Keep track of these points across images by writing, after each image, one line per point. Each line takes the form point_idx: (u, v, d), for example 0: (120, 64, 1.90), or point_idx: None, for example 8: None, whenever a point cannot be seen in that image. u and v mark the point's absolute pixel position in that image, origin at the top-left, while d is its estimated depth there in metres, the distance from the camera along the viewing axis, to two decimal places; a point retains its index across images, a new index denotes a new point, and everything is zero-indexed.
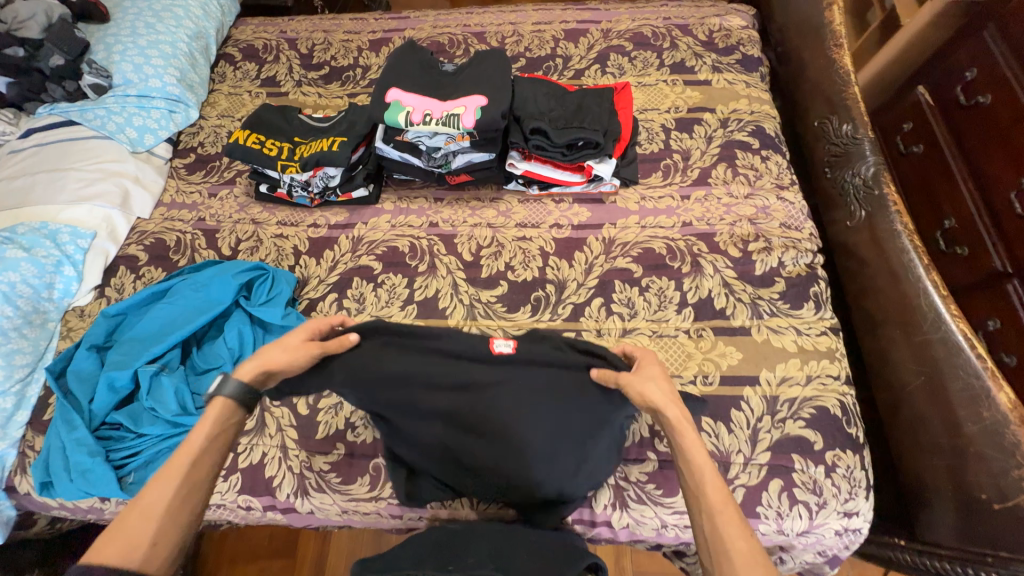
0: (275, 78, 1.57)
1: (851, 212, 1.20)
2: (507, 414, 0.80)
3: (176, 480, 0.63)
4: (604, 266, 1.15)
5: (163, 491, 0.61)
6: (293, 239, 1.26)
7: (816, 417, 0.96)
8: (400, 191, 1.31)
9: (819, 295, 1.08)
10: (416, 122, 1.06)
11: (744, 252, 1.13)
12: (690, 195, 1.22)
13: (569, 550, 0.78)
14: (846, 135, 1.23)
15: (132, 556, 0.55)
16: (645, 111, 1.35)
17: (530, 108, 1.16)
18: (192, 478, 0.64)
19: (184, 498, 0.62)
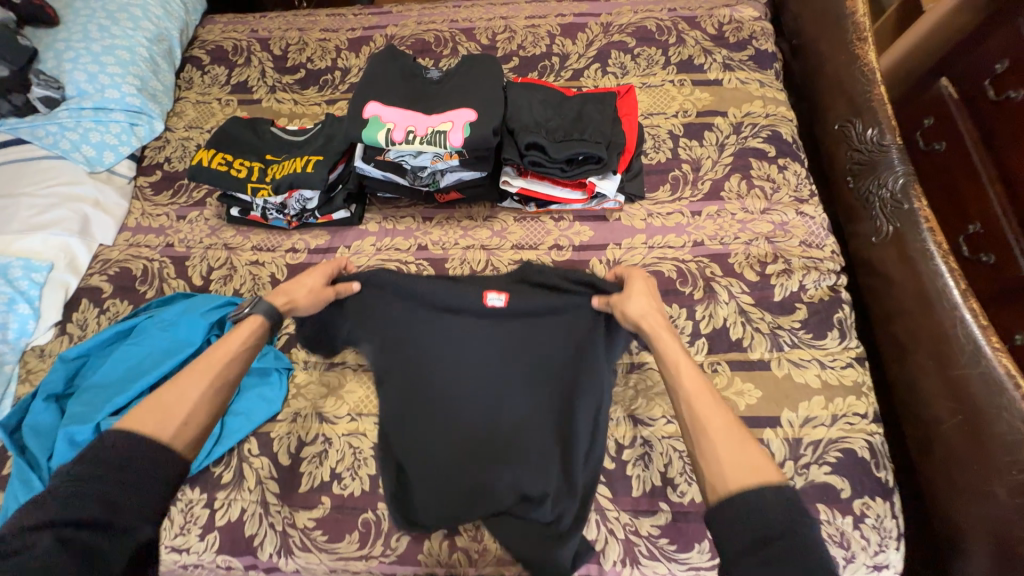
0: (247, 83, 1.44)
1: (877, 227, 1.10)
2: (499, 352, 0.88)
3: (210, 375, 0.76)
4: None
5: (192, 386, 0.74)
6: (269, 267, 1.16)
7: (843, 461, 0.89)
8: (386, 210, 1.20)
9: (843, 322, 0.99)
10: (397, 141, 0.95)
11: (762, 275, 1.03)
12: (701, 211, 1.12)
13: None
14: (871, 141, 1.13)
15: (165, 428, 0.69)
16: (650, 115, 1.23)
17: (525, 119, 1.05)
18: (220, 375, 0.77)
19: (216, 386, 0.77)
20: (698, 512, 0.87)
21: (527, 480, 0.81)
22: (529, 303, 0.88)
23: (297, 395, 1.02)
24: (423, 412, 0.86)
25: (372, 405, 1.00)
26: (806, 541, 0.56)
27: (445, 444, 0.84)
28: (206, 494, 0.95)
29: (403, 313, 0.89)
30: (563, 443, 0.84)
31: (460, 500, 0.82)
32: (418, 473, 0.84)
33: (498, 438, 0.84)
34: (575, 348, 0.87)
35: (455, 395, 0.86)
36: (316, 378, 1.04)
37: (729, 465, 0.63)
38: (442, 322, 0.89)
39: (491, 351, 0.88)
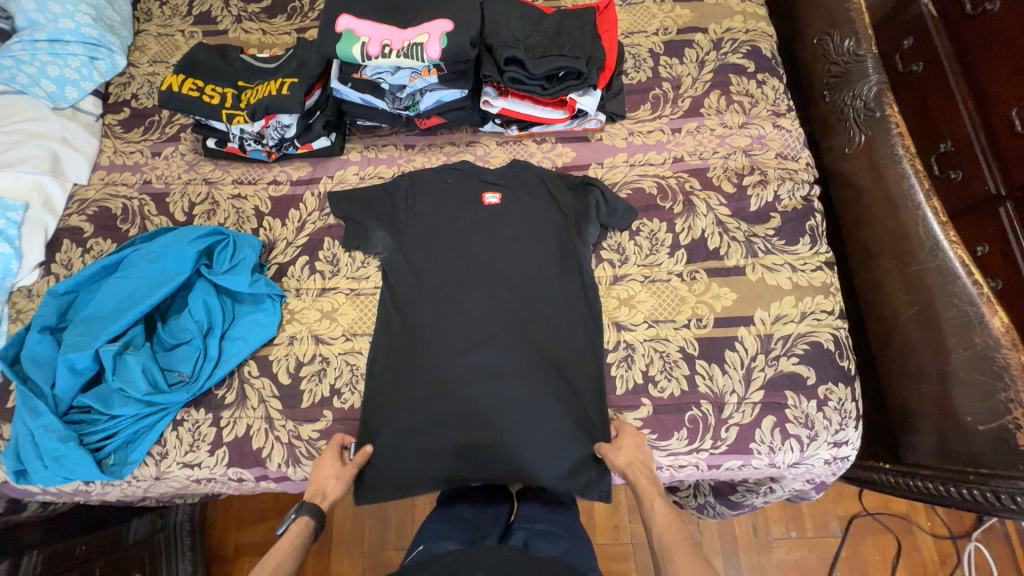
0: (210, 13, 1.37)
1: (850, 138, 1.12)
2: (482, 251, 1.05)
3: None
4: None
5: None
6: (252, 200, 1.15)
7: (810, 353, 0.95)
8: (367, 139, 1.19)
9: (815, 229, 1.04)
10: (373, 55, 0.93)
11: (739, 187, 1.06)
12: (681, 128, 1.13)
13: (562, 564, 0.74)
14: (848, 52, 1.13)
15: None
16: (631, 34, 1.21)
17: (503, 35, 1.03)
18: None
19: None
20: (676, 404, 0.94)
21: (521, 357, 0.98)
22: (524, 208, 1.08)
23: (291, 320, 1.05)
24: (435, 305, 1.02)
25: (367, 326, 1.04)
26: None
27: (453, 329, 1.00)
28: (211, 414, 0.99)
29: (419, 218, 1.08)
30: (554, 326, 1.00)
31: (460, 377, 0.97)
32: (427, 357, 0.99)
33: (498, 326, 1.00)
34: (558, 238, 1.05)
35: (461, 289, 1.03)
36: (310, 303, 1.06)
37: None
38: (452, 228, 1.07)
39: (495, 253, 1.05)
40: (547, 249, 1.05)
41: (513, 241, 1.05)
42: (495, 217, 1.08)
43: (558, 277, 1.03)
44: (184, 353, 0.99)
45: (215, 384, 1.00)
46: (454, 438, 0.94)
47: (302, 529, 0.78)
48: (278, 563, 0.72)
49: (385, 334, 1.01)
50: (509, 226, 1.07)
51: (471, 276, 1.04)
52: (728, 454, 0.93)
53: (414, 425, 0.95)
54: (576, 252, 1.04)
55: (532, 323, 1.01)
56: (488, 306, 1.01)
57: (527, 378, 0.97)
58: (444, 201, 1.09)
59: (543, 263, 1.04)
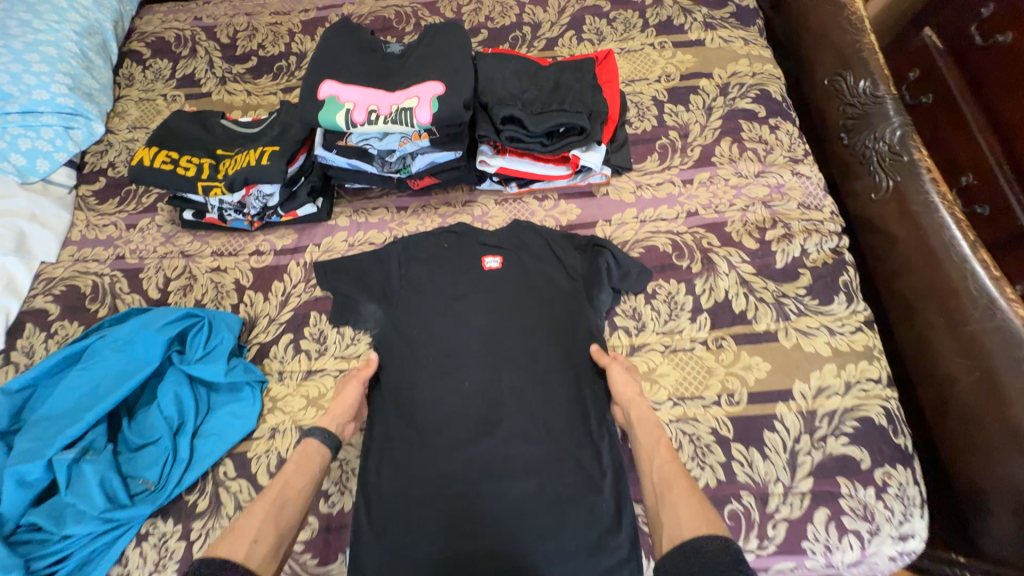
0: (193, 76, 1.33)
1: (875, 182, 1.04)
2: (482, 319, 0.95)
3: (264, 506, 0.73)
4: None
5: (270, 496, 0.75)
6: (232, 273, 1.07)
7: (861, 431, 0.84)
8: (356, 202, 1.12)
9: (849, 285, 0.94)
10: (359, 122, 0.86)
11: (762, 242, 0.98)
12: (693, 179, 1.05)
13: None
14: (865, 93, 1.07)
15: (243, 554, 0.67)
16: (632, 82, 1.16)
17: (498, 92, 0.97)
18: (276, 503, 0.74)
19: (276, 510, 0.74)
20: (713, 498, 0.81)
21: (532, 444, 0.86)
22: (528, 270, 0.98)
23: (273, 409, 0.94)
24: (432, 386, 0.91)
25: (357, 412, 0.93)
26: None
27: (454, 415, 0.89)
28: (180, 526, 0.86)
29: (414, 287, 0.98)
30: (568, 406, 0.89)
31: (463, 469, 0.85)
32: (424, 449, 0.87)
33: (505, 409, 0.89)
34: (567, 302, 0.95)
35: (462, 367, 0.92)
36: (294, 389, 0.95)
37: (688, 517, 0.65)
38: (449, 297, 0.97)
39: (498, 323, 0.95)
40: (555, 317, 0.95)
41: (516, 307, 0.96)
42: (497, 282, 0.98)
43: (570, 348, 0.93)
44: (150, 455, 0.87)
45: (186, 490, 0.88)
46: (457, 546, 0.80)
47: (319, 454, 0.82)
48: (296, 484, 0.77)
49: (378, 422, 0.90)
50: (512, 290, 0.97)
51: (471, 350, 0.93)
52: (778, 556, 0.78)
53: (411, 532, 0.81)
54: (589, 319, 0.94)
55: (543, 404, 0.89)
56: (492, 386, 0.91)
57: (539, 467, 0.85)
58: (439, 267, 1.00)
59: (551, 331, 0.94)
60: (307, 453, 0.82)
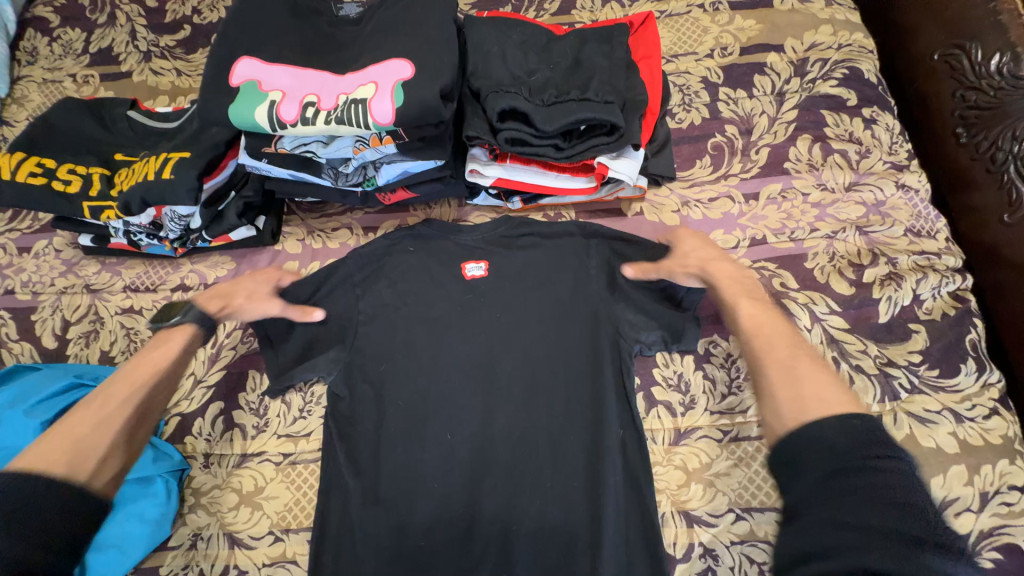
0: (111, 48, 1.04)
1: (1009, 197, 0.76)
2: (466, 343, 0.74)
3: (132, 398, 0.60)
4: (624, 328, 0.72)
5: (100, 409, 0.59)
6: (149, 315, 0.82)
7: (1003, 566, 0.60)
8: (311, 220, 0.85)
9: (978, 347, 0.68)
10: (287, 120, 0.58)
11: (858, 284, 0.71)
12: (758, 193, 0.78)
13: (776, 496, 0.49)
14: (999, 72, 0.78)
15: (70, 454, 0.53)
16: (675, 58, 0.88)
17: (496, 74, 0.70)
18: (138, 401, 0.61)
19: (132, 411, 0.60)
20: None
21: (536, 505, 0.66)
22: (524, 286, 0.76)
23: (196, 507, 0.71)
24: (404, 445, 0.70)
25: (306, 514, 0.70)
26: (901, 489, 0.42)
27: (437, 481, 0.68)
28: None
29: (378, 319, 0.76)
30: (587, 467, 0.67)
31: (446, 540, 0.65)
32: (394, 515, 0.67)
33: (503, 471, 0.68)
34: (576, 317, 0.73)
35: (442, 416, 0.70)
36: (223, 480, 0.72)
37: (794, 395, 0.51)
38: (425, 322, 0.75)
39: (489, 357, 0.73)
40: (566, 349, 0.72)
41: (511, 325, 0.74)
42: (482, 299, 0.76)
43: (584, 386, 0.70)
44: None
45: None
46: None
47: (188, 338, 0.66)
48: (150, 382, 0.62)
49: (336, 497, 0.68)
50: (502, 302, 0.75)
51: (453, 377, 0.72)
52: None
53: None
54: (607, 336, 0.72)
55: (551, 453, 0.68)
56: (484, 439, 0.69)
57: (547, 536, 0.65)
58: (419, 289, 0.77)
59: (556, 353, 0.72)
60: (170, 341, 0.65)
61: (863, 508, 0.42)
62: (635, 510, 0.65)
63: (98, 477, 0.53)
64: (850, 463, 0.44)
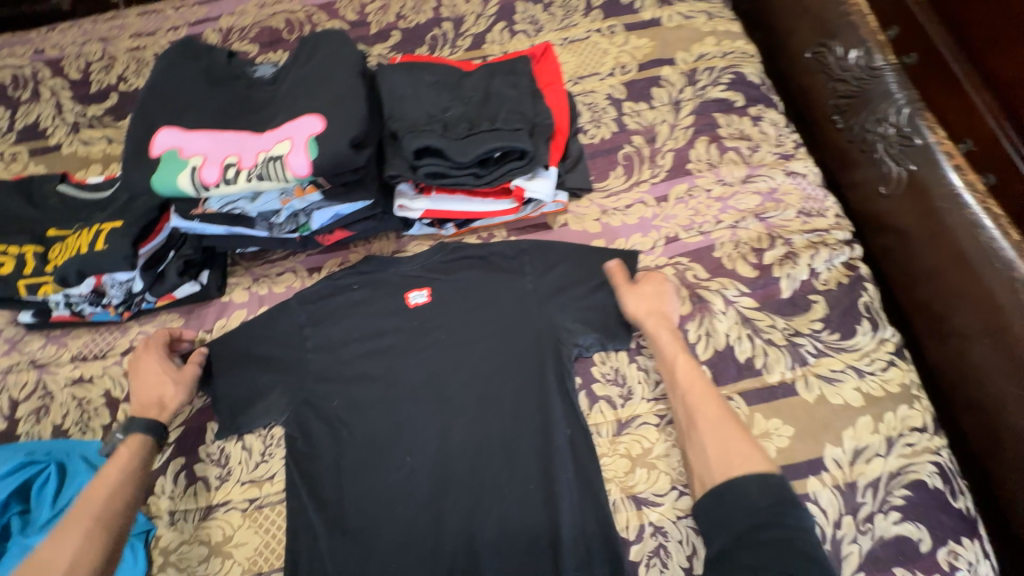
0: (38, 122, 1.05)
1: (882, 172, 0.87)
2: (416, 368, 0.78)
3: (85, 525, 0.64)
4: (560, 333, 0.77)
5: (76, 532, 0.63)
6: (100, 383, 0.82)
7: (912, 501, 0.67)
8: (256, 268, 0.88)
9: (871, 308, 0.77)
10: (210, 183, 0.62)
11: (761, 266, 0.79)
12: (667, 194, 0.86)
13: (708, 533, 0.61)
14: (858, 65, 0.89)
15: None
16: (581, 80, 0.96)
17: (411, 116, 0.76)
18: (103, 516, 0.65)
19: (102, 529, 0.65)
20: None
21: (497, 515, 0.69)
22: (465, 306, 0.81)
23: (164, 566, 0.71)
24: (367, 473, 0.73)
25: (277, 554, 0.71)
26: (798, 540, 0.56)
27: (401, 504, 0.71)
28: None
29: (332, 355, 0.80)
30: (541, 470, 0.71)
31: (415, 561, 0.68)
32: (362, 544, 0.69)
33: (463, 485, 0.71)
34: (517, 329, 0.78)
35: (400, 441, 0.74)
36: (190, 535, 0.72)
37: (718, 457, 0.64)
38: (377, 353, 0.79)
39: (439, 377, 0.77)
40: (511, 361, 0.77)
41: (459, 345, 0.78)
42: (428, 323, 0.81)
43: (531, 393, 0.75)
44: None
45: None
46: None
47: (138, 447, 0.72)
48: (106, 493, 0.67)
49: (303, 532, 0.70)
50: (447, 324, 0.80)
51: (407, 400, 0.76)
52: None
53: None
54: (548, 344, 0.77)
55: (507, 461, 0.72)
56: (442, 457, 0.73)
57: (511, 543, 0.68)
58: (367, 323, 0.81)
59: (501, 367, 0.77)
60: (120, 456, 0.71)
61: (770, 558, 0.55)
62: (588, 500, 0.69)
63: None
64: (761, 522, 0.58)
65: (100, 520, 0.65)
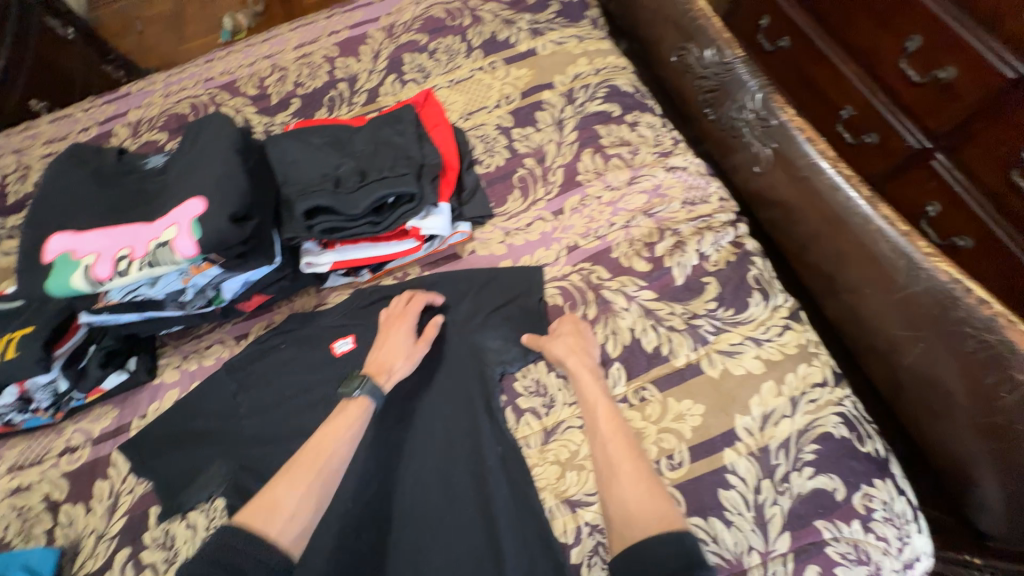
0: None
1: (753, 154, 0.94)
2: None
3: (311, 474, 0.67)
4: (479, 356, 0.81)
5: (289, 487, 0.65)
6: (39, 488, 0.82)
7: (823, 455, 0.70)
8: (184, 346, 0.90)
9: (760, 279, 0.82)
10: (104, 278, 0.65)
11: (654, 259, 0.84)
12: (562, 207, 0.91)
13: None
14: (713, 62, 0.98)
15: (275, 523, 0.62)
16: (471, 115, 1.02)
17: (302, 178, 0.80)
18: (326, 469, 0.68)
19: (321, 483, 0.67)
20: None
21: (437, 551, 0.70)
22: None
23: None
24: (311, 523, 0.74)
25: None
26: None
27: (345, 554, 0.71)
28: None
29: (264, 417, 0.81)
30: (476, 497, 0.72)
31: None
32: None
33: (407, 519, 0.73)
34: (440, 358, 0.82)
35: (342, 489, 0.76)
36: None
37: (635, 509, 0.60)
38: (305, 407, 0.80)
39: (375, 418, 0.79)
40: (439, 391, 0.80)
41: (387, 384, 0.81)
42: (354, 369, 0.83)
43: (461, 418, 0.77)
44: None
45: None
46: None
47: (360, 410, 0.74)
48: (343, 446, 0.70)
49: None
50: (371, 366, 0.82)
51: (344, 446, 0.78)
52: None
53: None
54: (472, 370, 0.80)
55: (445, 490, 0.73)
56: (385, 495, 0.75)
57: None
58: (295, 379, 0.83)
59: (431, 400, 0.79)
60: (351, 410, 0.73)
61: None
62: (525, 512, 0.71)
63: (280, 537, 0.61)
64: None
65: (322, 473, 0.68)
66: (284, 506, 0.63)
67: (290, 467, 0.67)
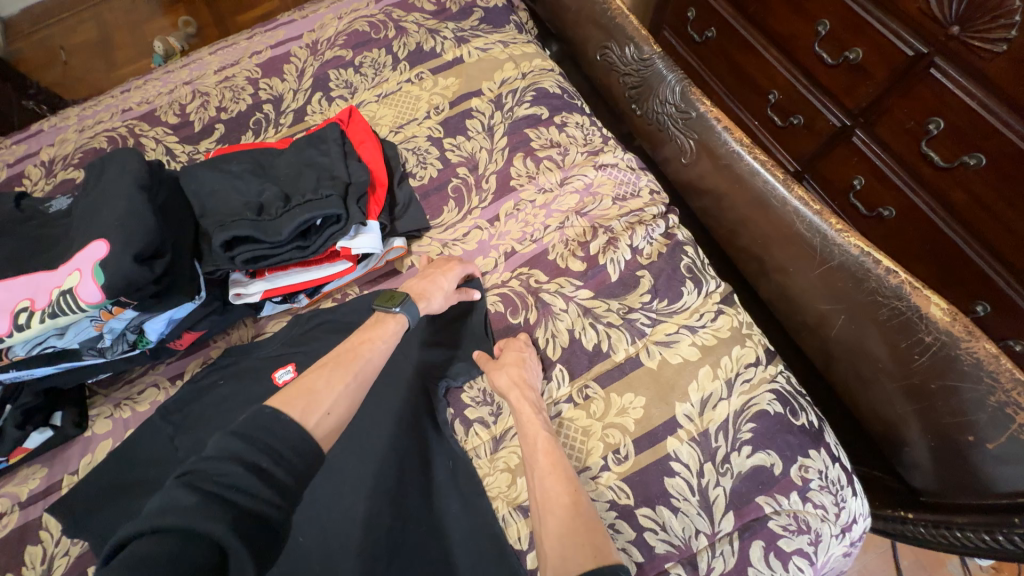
0: None
1: (678, 146, 0.97)
2: None
3: (348, 374, 0.67)
4: (421, 371, 0.80)
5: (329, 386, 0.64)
6: None
7: (759, 432, 0.73)
8: (116, 393, 0.86)
9: (692, 268, 0.85)
10: (6, 333, 0.63)
11: (588, 258, 0.85)
12: (497, 214, 0.92)
13: None
14: (634, 59, 1.01)
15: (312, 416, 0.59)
16: (401, 128, 1.01)
17: (222, 208, 0.78)
18: (360, 373, 0.68)
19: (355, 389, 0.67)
20: None
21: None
22: None
23: None
24: None
25: None
26: None
27: None
28: None
29: None
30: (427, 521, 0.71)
31: None
32: None
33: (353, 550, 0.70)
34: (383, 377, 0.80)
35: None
36: None
37: (567, 550, 0.58)
38: None
39: None
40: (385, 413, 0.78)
41: None
42: None
43: (408, 441, 0.75)
44: None
45: None
46: None
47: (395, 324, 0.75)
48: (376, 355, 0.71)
49: None
50: None
51: None
52: None
53: None
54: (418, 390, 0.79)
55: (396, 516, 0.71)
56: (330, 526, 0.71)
57: None
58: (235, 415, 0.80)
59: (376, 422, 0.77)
60: (388, 321, 0.75)
61: None
62: (478, 526, 0.71)
63: (320, 428, 0.59)
64: None
65: (358, 377, 0.68)
66: (318, 402, 0.61)
67: (322, 365, 0.67)
